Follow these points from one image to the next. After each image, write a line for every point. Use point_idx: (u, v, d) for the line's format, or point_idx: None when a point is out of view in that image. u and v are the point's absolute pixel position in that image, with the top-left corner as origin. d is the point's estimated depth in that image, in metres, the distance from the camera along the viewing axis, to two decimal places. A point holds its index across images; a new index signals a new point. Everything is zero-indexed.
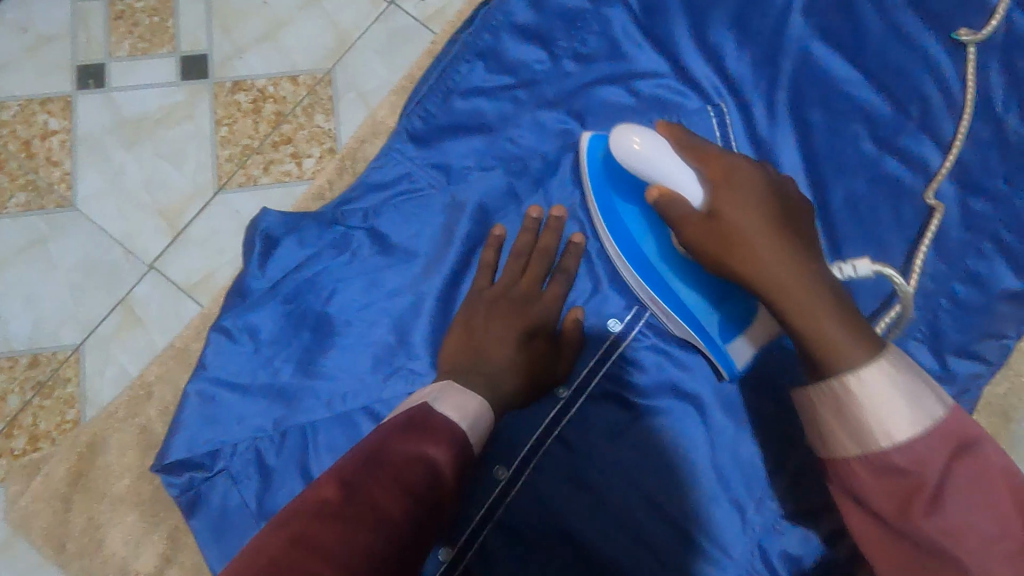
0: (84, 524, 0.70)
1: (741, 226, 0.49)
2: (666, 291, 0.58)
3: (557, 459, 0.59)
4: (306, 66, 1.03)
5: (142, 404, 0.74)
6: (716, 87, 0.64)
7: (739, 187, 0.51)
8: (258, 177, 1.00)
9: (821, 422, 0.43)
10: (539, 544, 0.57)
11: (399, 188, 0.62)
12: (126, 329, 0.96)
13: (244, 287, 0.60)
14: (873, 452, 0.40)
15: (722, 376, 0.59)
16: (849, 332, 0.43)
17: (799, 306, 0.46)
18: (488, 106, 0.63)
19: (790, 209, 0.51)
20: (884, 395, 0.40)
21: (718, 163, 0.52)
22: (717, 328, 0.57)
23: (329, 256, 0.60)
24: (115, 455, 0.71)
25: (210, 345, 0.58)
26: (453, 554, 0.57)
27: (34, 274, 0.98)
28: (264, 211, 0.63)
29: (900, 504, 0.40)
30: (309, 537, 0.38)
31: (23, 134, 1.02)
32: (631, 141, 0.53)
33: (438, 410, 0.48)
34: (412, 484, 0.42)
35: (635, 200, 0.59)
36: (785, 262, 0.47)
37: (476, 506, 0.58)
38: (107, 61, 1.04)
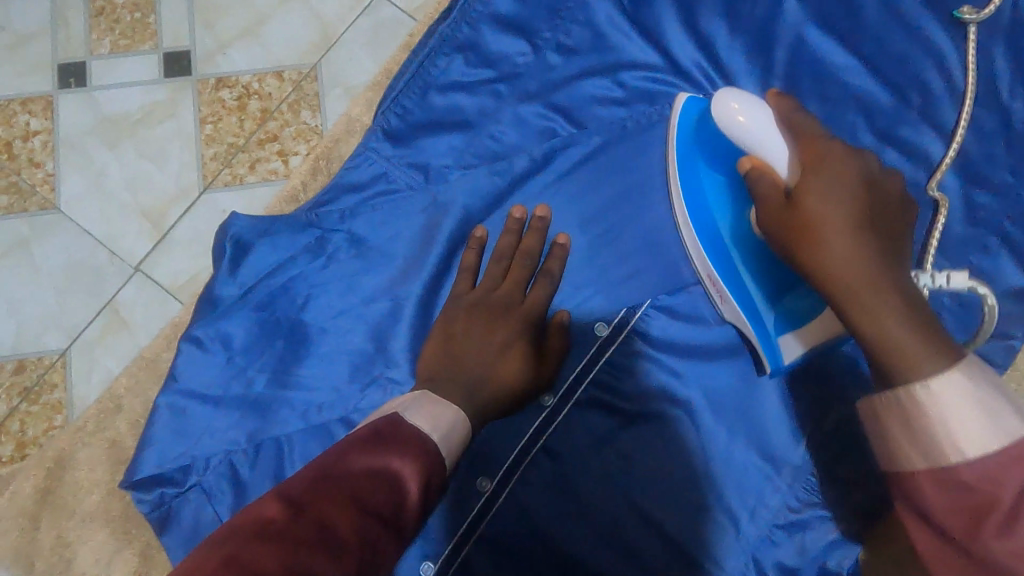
0: (52, 540, 0.69)
1: (821, 215, 0.46)
2: (728, 271, 0.54)
3: (542, 470, 0.57)
4: (291, 61, 1.00)
5: (110, 418, 0.73)
6: (710, 76, 0.62)
7: (831, 174, 0.48)
8: (244, 176, 0.98)
9: (884, 429, 0.40)
10: (523, 559, 0.55)
11: (376, 189, 0.60)
12: (111, 334, 0.94)
13: (217, 294, 0.57)
14: (940, 465, 0.37)
15: (763, 372, 0.55)
16: (923, 342, 0.40)
17: (874, 308, 0.43)
18: (468, 102, 0.61)
19: (883, 206, 0.48)
20: (952, 407, 0.37)
21: (813, 148, 0.49)
22: (770, 321, 0.54)
23: (305, 261, 0.58)
24: (83, 470, 0.70)
25: (181, 355, 0.56)
26: (437, 568, 0.55)
27: (18, 278, 0.96)
28: (235, 214, 0.60)
29: (971, 523, 0.36)
30: (241, 559, 0.35)
31: (5, 135, 1.00)
32: (731, 106, 0.50)
33: (409, 420, 0.46)
34: (369, 501, 0.40)
35: (721, 169, 0.55)
36: (860, 261, 0.44)
37: (459, 518, 0.56)
38: (88, 59, 1.01)
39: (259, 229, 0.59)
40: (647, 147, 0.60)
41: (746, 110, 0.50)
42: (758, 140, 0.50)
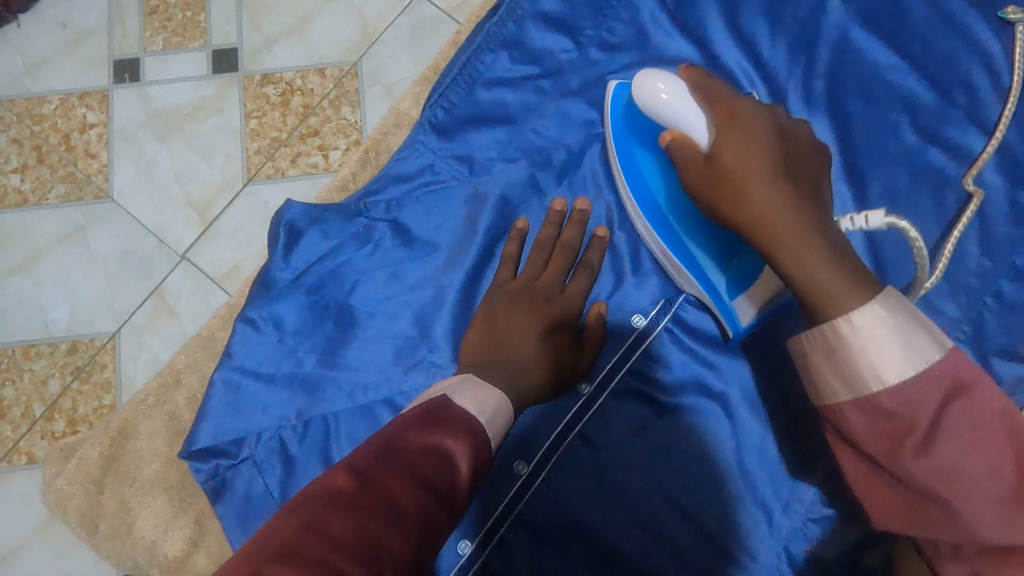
0: (115, 507, 0.74)
1: (741, 169, 0.48)
2: (675, 241, 0.57)
3: (579, 457, 0.58)
4: (333, 58, 1.04)
5: (171, 391, 0.77)
6: (748, 74, 0.62)
7: (746, 127, 0.50)
8: (286, 169, 1.03)
9: (811, 363, 0.44)
10: (559, 542, 0.57)
11: (422, 181, 0.62)
12: (158, 318, 1.00)
13: (271, 278, 0.60)
14: (864, 396, 0.41)
15: (728, 338, 0.58)
16: (846, 280, 0.43)
17: (791, 253, 0.46)
18: (512, 97, 0.63)
19: (796, 153, 0.50)
20: (876, 337, 0.41)
21: (727, 104, 0.51)
22: (726, 286, 0.56)
23: (352, 248, 0.60)
24: (145, 441, 0.76)
25: (236, 335, 0.59)
26: (473, 548, 0.57)
27: (73, 263, 1.02)
28: (288, 201, 0.63)
29: (886, 443, 0.41)
30: (319, 524, 0.38)
31: (63, 127, 1.05)
32: (657, 86, 0.54)
33: (458, 402, 0.48)
34: (429, 477, 0.42)
35: (652, 146, 0.58)
36: (781, 207, 0.47)
37: (496, 500, 0.58)
38: (141, 55, 1.06)
39: (314, 219, 0.62)
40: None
41: (666, 83, 0.54)
42: (673, 113, 0.53)
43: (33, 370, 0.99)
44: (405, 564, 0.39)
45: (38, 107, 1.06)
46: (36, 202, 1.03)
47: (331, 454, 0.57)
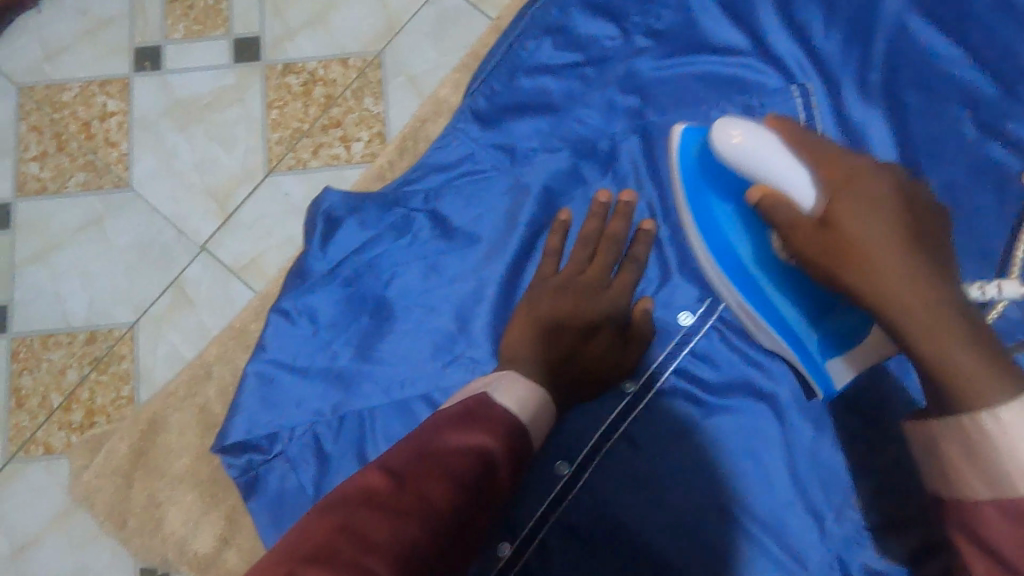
0: (144, 501, 0.81)
1: (861, 238, 0.53)
2: (755, 293, 0.60)
3: (622, 456, 0.62)
4: (356, 49, 1.14)
5: (201, 383, 0.84)
6: (802, 64, 0.64)
7: (862, 192, 0.54)
8: (307, 160, 1.11)
9: (947, 453, 0.48)
10: (603, 544, 0.60)
11: (461, 169, 0.65)
12: (176, 310, 1.08)
13: (306, 268, 0.63)
14: (1005, 500, 0.46)
15: (813, 395, 0.61)
16: (986, 367, 0.47)
17: (920, 331, 0.50)
18: (554, 84, 0.66)
19: (918, 215, 0.54)
20: (1022, 438, 0.44)
21: (840, 167, 0.55)
22: (817, 350, 0.59)
23: (386, 234, 0.63)
24: (174, 436, 0.82)
25: (271, 328, 0.61)
26: (513, 549, 0.60)
27: (91, 252, 1.10)
28: (325, 190, 0.66)
29: (1021, 544, 0.46)
30: (351, 524, 0.42)
31: (83, 114, 1.14)
32: (731, 134, 0.57)
33: (496, 400, 0.51)
34: (457, 473, 0.46)
35: (733, 201, 0.61)
36: (900, 278, 0.51)
37: (539, 500, 0.61)
38: (163, 43, 1.15)
39: (351, 205, 0.65)
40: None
41: (738, 130, 0.57)
42: (765, 167, 0.56)
43: (51, 360, 1.07)
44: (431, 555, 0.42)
45: (58, 94, 1.15)
46: (55, 189, 1.12)
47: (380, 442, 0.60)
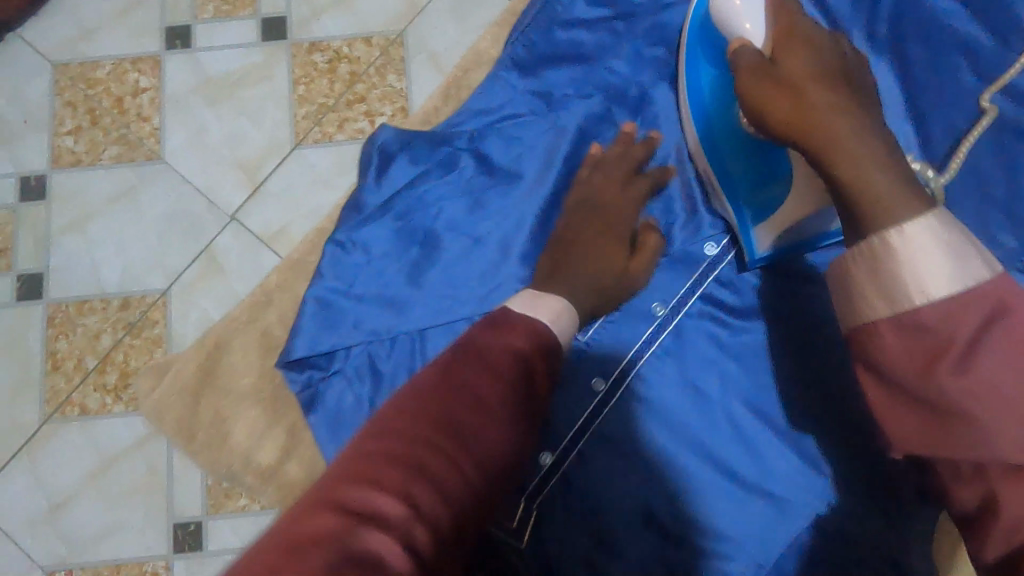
0: (211, 416, 0.96)
1: (798, 76, 0.57)
2: (714, 152, 0.77)
3: (649, 377, 0.82)
4: (379, 28, 1.19)
5: (262, 309, 0.98)
6: (818, 22, 0.80)
7: (803, 36, 0.59)
8: (333, 134, 1.16)
9: (856, 282, 0.48)
10: (637, 447, 0.80)
11: (502, 113, 0.83)
12: (207, 277, 1.12)
13: (359, 203, 0.80)
14: (903, 315, 0.45)
15: (745, 266, 0.81)
16: (895, 190, 0.48)
17: (832, 150, 0.52)
18: (587, 37, 0.83)
19: (856, 73, 0.58)
20: (924, 251, 0.45)
21: (788, 18, 0.61)
22: (750, 212, 0.77)
23: (439, 175, 0.81)
24: (237, 356, 0.96)
25: (327, 258, 0.77)
26: (558, 452, 0.81)
27: (124, 221, 1.14)
28: (380, 127, 0.83)
29: (925, 362, 0.44)
30: (420, 424, 0.50)
31: (116, 91, 1.18)
32: (732, 4, 0.67)
33: (519, 310, 0.59)
34: (503, 373, 0.54)
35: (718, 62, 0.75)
36: (834, 112, 0.54)
37: (584, 411, 0.81)
38: (192, 23, 1.20)
39: (399, 145, 0.81)
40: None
41: (742, 5, 0.66)
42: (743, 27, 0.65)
43: (86, 325, 1.11)
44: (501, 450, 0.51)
45: (92, 71, 1.19)
46: (89, 161, 1.16)
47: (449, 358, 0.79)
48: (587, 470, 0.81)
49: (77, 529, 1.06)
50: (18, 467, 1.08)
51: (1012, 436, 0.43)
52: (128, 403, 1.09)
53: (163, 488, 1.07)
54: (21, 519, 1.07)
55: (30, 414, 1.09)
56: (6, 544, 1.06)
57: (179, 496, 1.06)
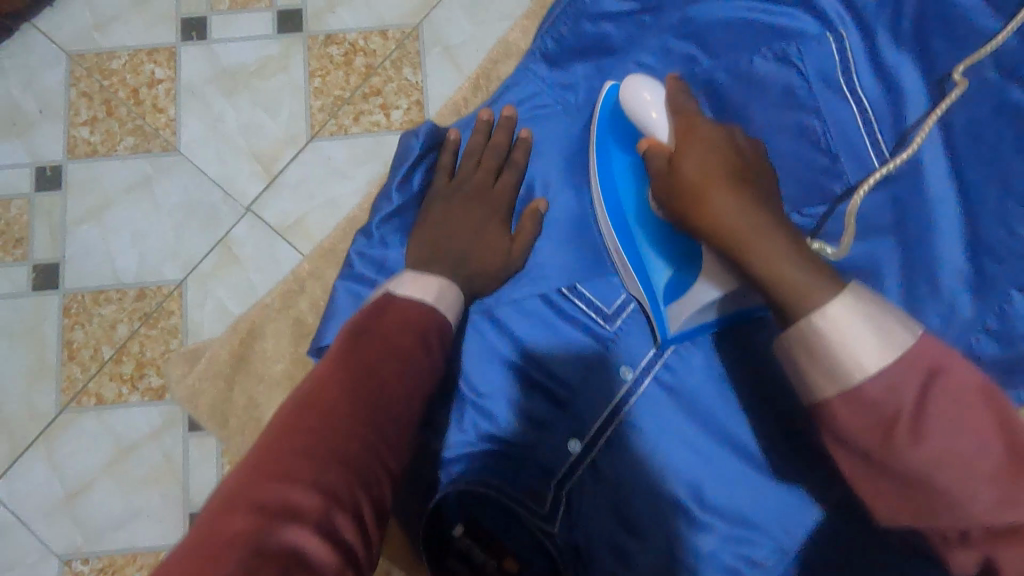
0: (244, 403, 1.05)
1: (697, 179, 0.64)
2: (625, 235, 0.79)
3: (681, 361, 0.79)
4: (395, 21, 1.19)
5: (295, 296, 1.08)
6: (838, 14, 0.75)
7: (701, 135, 0.67)
8: (348, 126, 1.17)
9: (797, 363, 0.54)
10: (666, 440, 0.77)
11: (532, 104, 0.87)
12: (223, 268, 1.13)
13: (404, 182, 0.84)
14: (848, 389, 0.51)
15: (656, 343, 0.79)
16: (812, 279, 0.54)
17: (747, 243, 0.59)
18: (614, 30, 0.84)
19: (751, 161, 0.66)
20: (848, 333, 0.51)
21: (684, 122, 0.70)
22: (661, 291, 0.77)
23: (471, 164, 0.85)
24: (271, 342, 1.07)
25: (359, 247, 0.82)
26: (582, 444, 0.79)
27: (140, 211, 1.15)
28: (414, 123, 0.85)
29: (882, 436, 0.51)
30: (318, 400, 0.57)
31: (132, 81, 1.19)
32: (642, 94, 0.74)
33: (400, 298, 0.67)
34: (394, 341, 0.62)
35: (630, 152, 0.80)
36: (740, 209, 0.60)
37: (609, 400, 0.79)
38: (208, 14, 1.20)
39: (432, 144, 0.85)
40: (779, 79, 0.76)
41: (650, 94, 0.74)
42: (652, 122, 0.73)
43: (102, 315, 1.12)
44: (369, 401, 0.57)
45: (107, 62, 1.19)
46: (105, 152, 1.16)
47: (480, 342, 0.82)
48: (621, 458, 0.78)
49: (93, 517, 1.07)
50: (36, 455, 1.08)
51: (977, 493, 0.49)
52: (145, 392, 1.09)
53: (179, 477, 1.07)
54: (38, 507, 1.07)
55: (47, 403, 1.09)
56: (23, 531, 1.07)
57: (195, 484, 1.07)
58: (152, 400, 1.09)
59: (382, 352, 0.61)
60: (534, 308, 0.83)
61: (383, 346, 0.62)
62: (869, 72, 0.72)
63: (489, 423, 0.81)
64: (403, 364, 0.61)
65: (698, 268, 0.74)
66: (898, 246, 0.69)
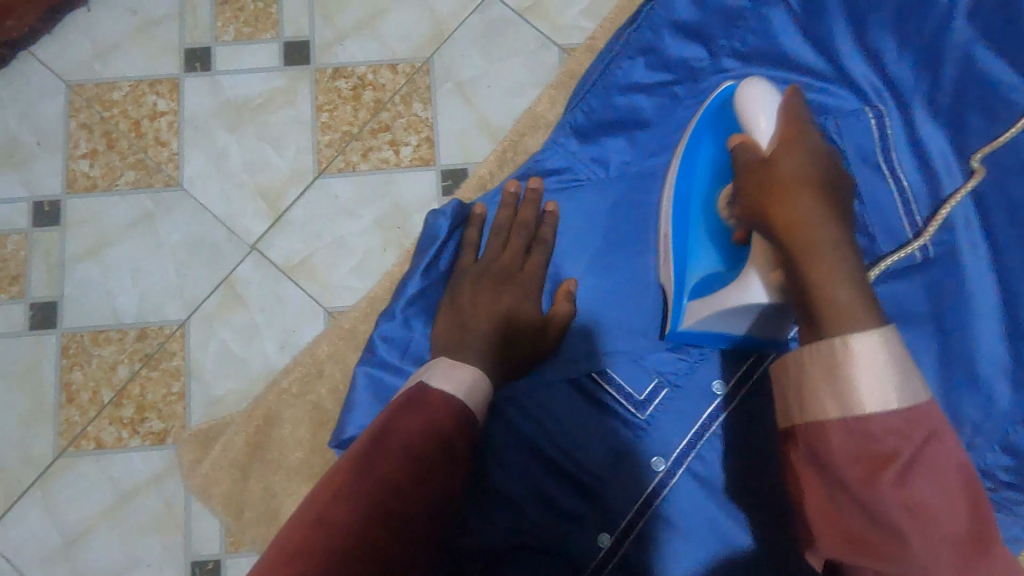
0: (261, 491, 1.03)
1: (783, 178, 0.66)
2: (682, 218, 0.81)
3: (715, 454, 0.78)
4: (405, 55, 1.16)
5: (313, 381, 1.05)
6: (877, 90, 0.79)
7: (803, 143, 0.68)
8: (356, 163, 1.14)
9: (807, 372, 0.55)
10: (701, 537, 0.76)
11: (565, 175, 0.90)
12: (227, 308, 1.10)
13: (430, 266, 0.84)
14: (847, 417, 0.52)
15: (664, 333, 0.82)
16: (860, 301, 0.56)
17: (810, 244, 0.60)
18: (646, 102, 0.87)
19: (841, 186, 0.66)
20: (869, 362, 0.52)
21: (790, 128, 0.70)
22: (692, 285, 0.78)
23: (499, 243, 0.86)
24: (289, 429, 1.04)
25: (382, 336, 0.82)
26: (613, 538, 0.77)
27: (142, 249, 1.12)
28: (437, 209, 0.86)
29: (866, 472, 0.51)
30: (322, 516, 0.57)
31: (133, 113, 1.15)
32: (759, 95, 0.74)
33: (431, 386, 0.67)
34: (402, 453, 0.61)
35: (718, 151, 0.81)
36: (814, 215, 0.62)
37: (639, 492, 0.78)
38: (213, 44, 1.17)
39: (457, 220, 0.86)
40: None
41: (765, 105, 0.73)
42: (757, 124, 0.73)
43: (101, 356, 1.09)
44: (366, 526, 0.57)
45: (108, 93, 1.16)
46: (105, 187, 1.13)
47: (507, 428, 0.81)
48: (655, 553, 0.76)
49: (90, 567, 1.04)
50: (32, 502, 1.05)
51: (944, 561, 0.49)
52: (146, 437, 1.07)
53: (180, 525, 1.05)
54: (34, 554, 1.04)
55: (44, 447, 1.06)
56: None
57: (197, 533, 1.04)
58: (153, 444, 1.06)
59: (396, 457, 0.61)
60: (562, 394, 0.82)
61: (400, 451, 0.61)
62: (906, 150, 0.75)
63: (517, 515, 0.79)
64: (419, 467, 0.61)
65: (735, 275, 0.75)
66: (936, 334, 0.69)
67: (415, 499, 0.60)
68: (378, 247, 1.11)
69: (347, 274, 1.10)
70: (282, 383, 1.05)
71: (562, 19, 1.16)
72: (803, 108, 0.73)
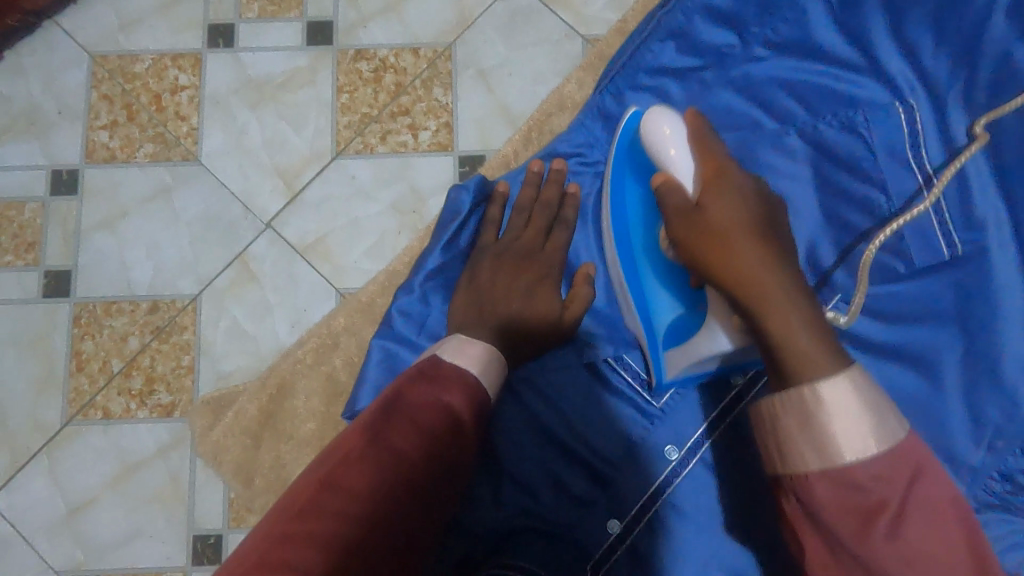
0: (271, 460, 1.03)
1: (722, 224, 0.62)
2: (627, 261, 0.80)
3: (729, 446, 0.77)
4: (428, 39, 1.16)
5: (328, 353, 1.05)
6: (909, 81, 0.78)
7: (728, 182, 0.65)
8: (374, 145, 1.14)
9: (783, 425, 0.53)
10: (712, 525, 0.75)
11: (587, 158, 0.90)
12: (241, 284, 1.10)
13: (451, 241, 0.85)
14: (829, 467, 0.50)
15: (651, 383, 0.80)
16: (818, 345, 0.54)
17: (764, 301, 0.58)
18: (675, 85, 0.88)
19: (772, 213, 0.64)
20: (841, 403, 0.51)
21: (715, 163, 0.67)
22: (663, 336, 0.77)
23: (521, 221, 0.87)
24: (302, 399, 1.04)
25: (398, 313, 0.82)
26: (623, 524, 0.76)
27: (158, 221, 1.12)
28: (459, 183, 0.86)
29: (858, 523, 0.49)
30: (333, 478, 0.57)
31: (155, 87, 1.15)
32: (665, 131, 0.72)
33: (446, 361, 0.67)
34: (413, 421, 0.61)
35: (642, 181, 0.80)
36: (758, 264, 0.59)
37: (651, 478, 0.77)
38: (236, 21, 1.17)
39: (480, 196, 0.87)
40: (844, 147, 0.80)
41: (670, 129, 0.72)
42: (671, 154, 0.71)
43: (112, 326, 1.09)
44: (374, 490, 0.57)
45: (130, 65, 1.16)
46: (124, 158, 1.13)
47: (520, 409, 0.81)
48: (663, 540, 0.76)
49: (92, 535, 1.05)
50: (37, 469, 1.06)
51: None
52: (153, 409, 1.07)
53: (184, 498, 1.05)
54: (38, 521, 1.05)
55: (52, 415, 1.07)
56: (21, 546, 1.04)
57: (200, 506, 1.05)
58: (161, 417, 1.07)
59: (407, 429, 0.60)
60: (577, 377, 0.82)
61: (412, 423, 0.61)
62: (937, 140, 0.74)
63: (528, 495, 0.78)
64: (428, 441, 0.60)
65: (700, 315, 0.74)
66: (958, 335, 0.68)
67: (424, 470, 0.60)
68: (392, 229, 1.11)
69: (360, 256, 1.10)
70: (297, 355, 1.06)
71: (588, 8, 1.16)
72: (713, 135, 0.71)
